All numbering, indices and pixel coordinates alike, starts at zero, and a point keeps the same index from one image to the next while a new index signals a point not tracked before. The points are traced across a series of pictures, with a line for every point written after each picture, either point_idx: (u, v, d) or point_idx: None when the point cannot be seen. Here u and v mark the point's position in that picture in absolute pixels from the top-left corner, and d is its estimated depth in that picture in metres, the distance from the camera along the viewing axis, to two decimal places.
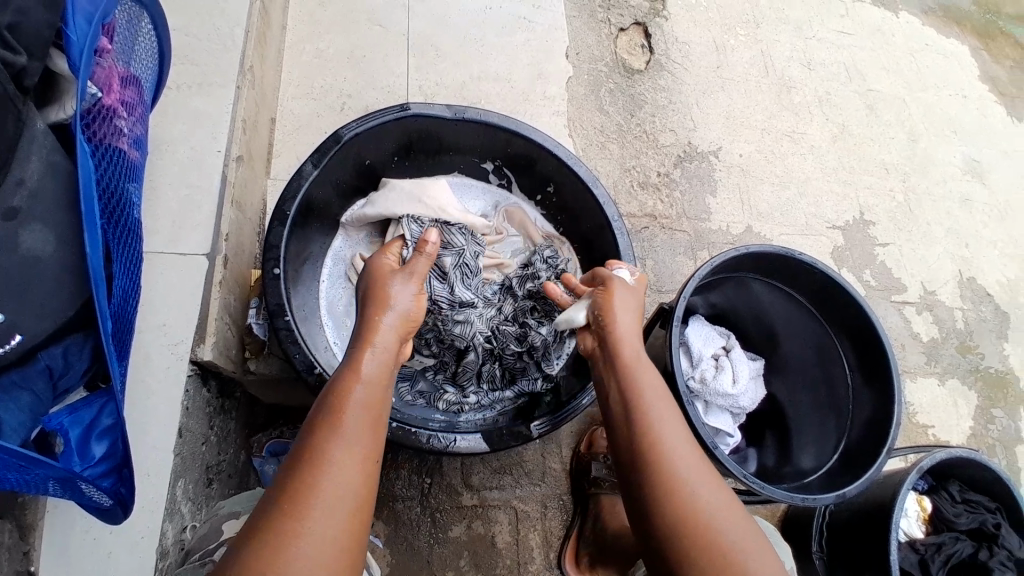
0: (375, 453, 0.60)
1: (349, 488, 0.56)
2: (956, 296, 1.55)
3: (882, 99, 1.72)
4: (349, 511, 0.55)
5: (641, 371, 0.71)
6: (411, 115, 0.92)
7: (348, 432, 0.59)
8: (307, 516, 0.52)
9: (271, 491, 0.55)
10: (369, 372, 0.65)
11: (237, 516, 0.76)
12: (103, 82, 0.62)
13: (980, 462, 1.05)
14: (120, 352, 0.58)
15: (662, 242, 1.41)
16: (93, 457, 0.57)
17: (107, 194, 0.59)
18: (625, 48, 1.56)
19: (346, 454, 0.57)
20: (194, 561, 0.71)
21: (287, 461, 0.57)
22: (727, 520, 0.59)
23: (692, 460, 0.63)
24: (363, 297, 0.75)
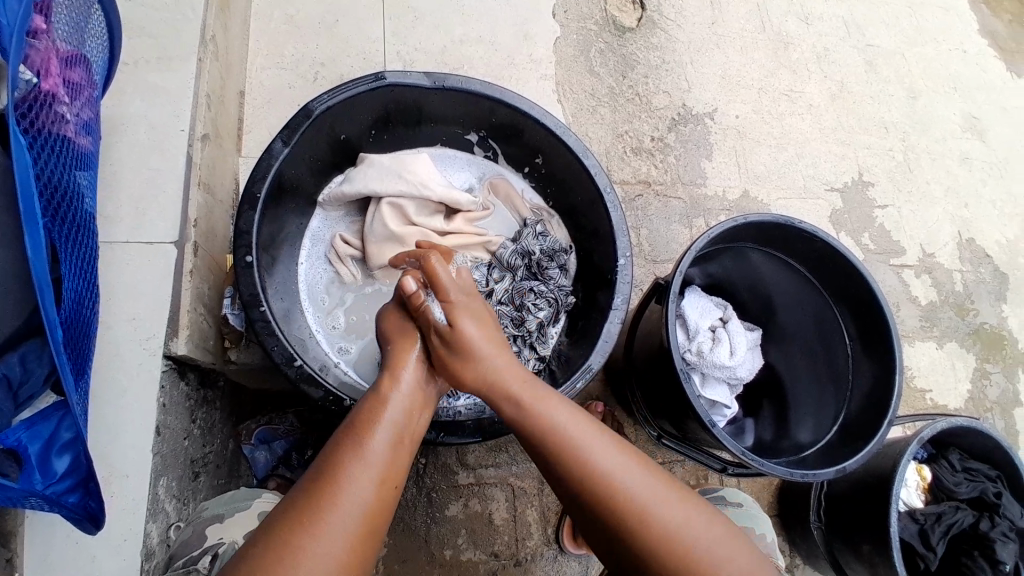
0: (392, 476, 0.61)
1: (364, 505, 0.57)
2: (955, 258, 1.52)
3: (881, 54, 1.65)
4: (360, 532, 0.56)
5: (543, 404, 0.66)
6: (386, 84, 0.86)
7: (371, 453, 0.60)
8: (319, 533, 0.54)
9: (287, 503, 0.56)
10: (398, 399, 0.67)
11: (222, 519, 0.75)
12: (39, 66, 0.56)
13: (979, 430, 1.04)
14: (77, 361, 0.53)
15: (657, 209, 1.36)
16: (55, 474, 0.53)
17: (50, 188, 0.53)
18: (615, 5, 1.48)
19: (365, 472, 0.58)
20: (177, 569, 0.69)
21: (308, 471, 0.59)
22: (697, 535, 0.59)
23: (651, 483, 0.61)
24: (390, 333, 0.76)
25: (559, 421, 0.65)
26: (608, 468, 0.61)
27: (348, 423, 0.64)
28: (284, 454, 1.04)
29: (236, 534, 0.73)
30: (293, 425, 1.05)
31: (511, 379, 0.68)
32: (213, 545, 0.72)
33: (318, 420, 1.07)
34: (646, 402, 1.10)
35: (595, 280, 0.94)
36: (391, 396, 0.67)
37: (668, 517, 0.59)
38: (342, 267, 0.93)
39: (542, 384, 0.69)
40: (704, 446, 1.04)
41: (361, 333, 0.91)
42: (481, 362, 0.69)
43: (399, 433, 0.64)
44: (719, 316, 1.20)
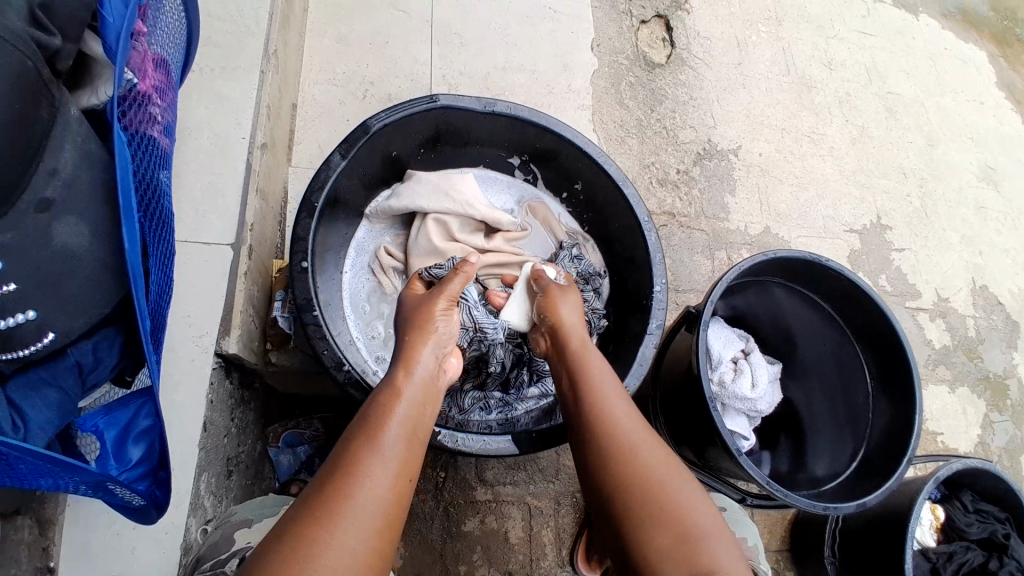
0: (408, 471, 0.61)
1: (381, 501, 0.58)
2: (968, 304, 1.54)
3: (902, 102, 1.69)
4: (379, 527, 0.56)
5: (583, 379, 0.73)
6: (440, 106, 0.90)
7: (385, 449, 0.61)
8: (336, 526, 0.54)
9: (303, 500, 0.57)
10: (409, 396, 0.68)
11: (249, 524, 0.74)
12: (139, 67, 0.59)
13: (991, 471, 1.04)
14: (156, 351, 0.56)
15: (680, 240, 1.39)
16: (130, 460, 0.56)
17: (144, 185, 0.57)
18: (647, 41, 1.53)
19: (382, 467, 0.59)
20: (204, 571, 0.67)
21: (323, 467, 0.60)
22: (698, 514, 0.61)
23: (656, 456, 0.65)
24: (405, 326, 0.79)
25: (598, 396, 0.70)
26: (621, 442, 0.65)
27: (361, 419, 0.65)
28: (307, 460, 1.04)
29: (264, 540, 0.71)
30: (318, 431, 1.07)
31: (574, 338, 0.79)
32: (240, 548, 0.70)
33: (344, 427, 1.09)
34: (669, 428, 1.11)
35: (628, 305, 0.97)
36: (405, 391, 0.69)
37: (675, 495, 0.61)
38: (384, 277, 0.96)
39: (591, 360, 0.76)
40: (724, 475, 1.05)
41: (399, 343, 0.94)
42: (573, 318, 0.82)
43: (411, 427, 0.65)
44: (741, 348, 1.22)
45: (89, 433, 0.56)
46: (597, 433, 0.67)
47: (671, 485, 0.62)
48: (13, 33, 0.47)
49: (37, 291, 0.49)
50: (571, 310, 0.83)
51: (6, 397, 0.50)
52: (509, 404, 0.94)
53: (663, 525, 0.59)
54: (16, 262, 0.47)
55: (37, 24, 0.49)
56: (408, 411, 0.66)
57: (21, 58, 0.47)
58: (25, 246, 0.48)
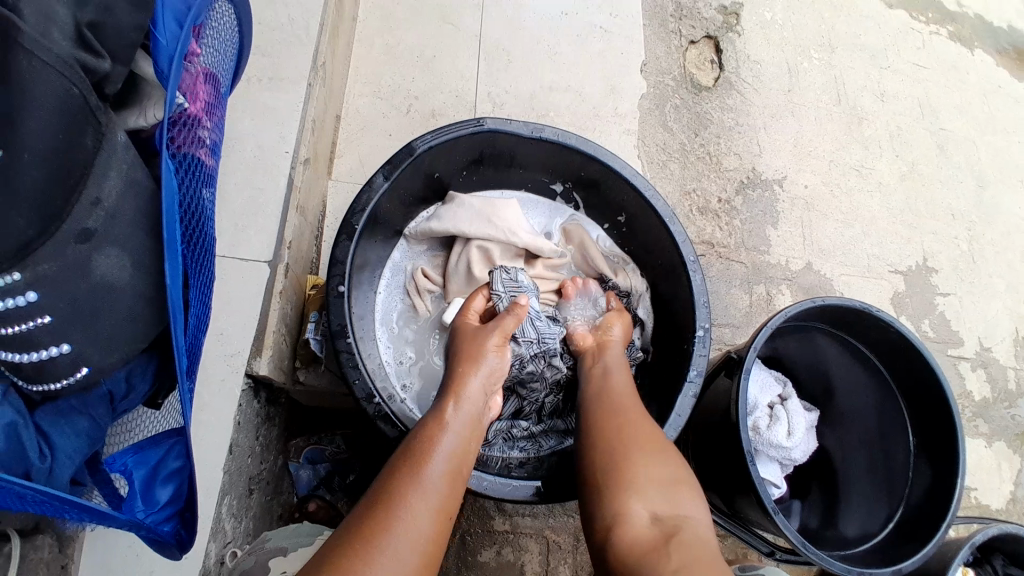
0: (449, 509, 0.59)
1: (420, 536, 0.55)
2: (1011, 355, 1.47)
3: (953, 139, 1.63)
4: (415, 563, 0.54)
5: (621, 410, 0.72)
6: (487, 130, 0.87)
7: (428, 483, 0.59)
8: (374, 558, 0.51)
9: (343, 529, 0.55)
10: (454, 430, 0.66)
11: (285, 552, 0.73)
12: (189, 90, 0.57)
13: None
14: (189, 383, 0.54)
15: (718, 272, 1.35)
16: (157, 502, 0.54)
17: (189, 214, 0.55)
18: (694, 63, 1.49)
19: (423, 502, 0.57)
20: None
21: (362, 502, 0.58)
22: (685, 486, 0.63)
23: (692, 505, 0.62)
24: (453, 354, 0.78)
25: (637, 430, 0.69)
26: (654, 479, 0.63)
27: (404, 450, 0.63)
28: (326, 476, 1.03)
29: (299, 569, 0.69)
30: (340, 448, 1.04)
31: (614, 355, 0.83)
32: None
33: (365, 444, 1.06)
34: (699, 471, 1.08)
35: (669, 346, 0.93)
36: (448, 418, 0.67)
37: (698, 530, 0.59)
38: (419, 301, 0.94)
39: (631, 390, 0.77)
40: (755, 526, 1.00)
41: (428, 372, 0.91)
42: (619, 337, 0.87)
43: (453, 458, 0.63)
44: (778, 393, 1.17)
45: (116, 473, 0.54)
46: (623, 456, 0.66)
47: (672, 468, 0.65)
48: (56, 56, 0.46)
49: (73, 323, 0.47)
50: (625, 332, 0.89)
51: (35, 425, 0.50)
52: (536, 438, 0.91)
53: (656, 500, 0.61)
54: (52, 294, 0.46)
55: (83, 44, 0.48)
56: (452, 443, 0.64)
57: (64, 84, 0.46)
58: (63, 278, 0.46)
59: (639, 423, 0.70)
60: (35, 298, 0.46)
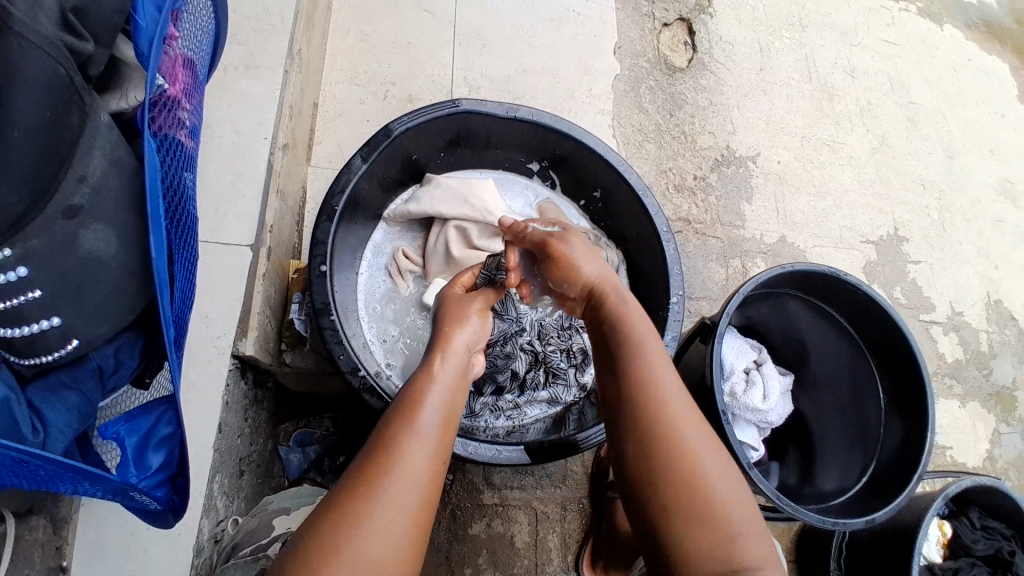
0: (444, 455, 0.61)
1: (418, 482, 0.58)
2: (982, 318, 1.53)
3: (923, 112, 1.67)
4: (413, 506, 0.56)
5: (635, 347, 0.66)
6: (463, 111, 0.90)
7: (420, 430, 0.61)
8: (373, 504, 0.54)
9: (345, 477, 0.57)
10: (440, 385, 0.67)
11: (288, 511, 0.76)
12: (169, 72, 0.59)
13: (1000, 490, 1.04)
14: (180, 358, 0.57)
15: (695, 247, 1.38)
16: (150, 467, 0.56)
17: (171, 192, 0.57)
18: (668, 44, 1.52)
19: (417, 448, 0.59)
20: (245, 556, 0.69)
21: (360, 451, 0.59)
22: (713, 456, 0.59)
23: (713, 455, 0.59)
24: (439, 315, 0.79)
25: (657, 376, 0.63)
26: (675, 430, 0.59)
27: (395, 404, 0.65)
28: (316, 458, 1.04)
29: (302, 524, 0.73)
30: (329, 431, 1.07)
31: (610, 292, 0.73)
32: (279, 534, 0.72)
33: (352, 425, 1.08)
34: None
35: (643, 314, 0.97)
36: (436, 372, 0.68)
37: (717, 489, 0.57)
38: (401, 281, 0.97)
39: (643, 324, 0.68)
40: None
41: (411, 349, 0.94)
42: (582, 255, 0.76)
43: (445, 409, 0.65)
44: (754, 359, 1.21)
45: (110, 439, 0.57)
46: (638, 409, 0.61)
47: (697, 432, 0.60)
48: (45, 38, 0.48)
49: (62, 296, 0.50)
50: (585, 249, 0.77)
51: (27, 400, 0.52)
52: (521, 408, 0.95)
53: (688, 473, 0.57)
54: (41, 269, 0.48)
55: (68, 27, 0.50)
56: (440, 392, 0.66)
57: (52, 63, 0.48)
58: (52, 252, 0.49)
59: (661, 371, 0.63)
60: (25, 274, 0.48)
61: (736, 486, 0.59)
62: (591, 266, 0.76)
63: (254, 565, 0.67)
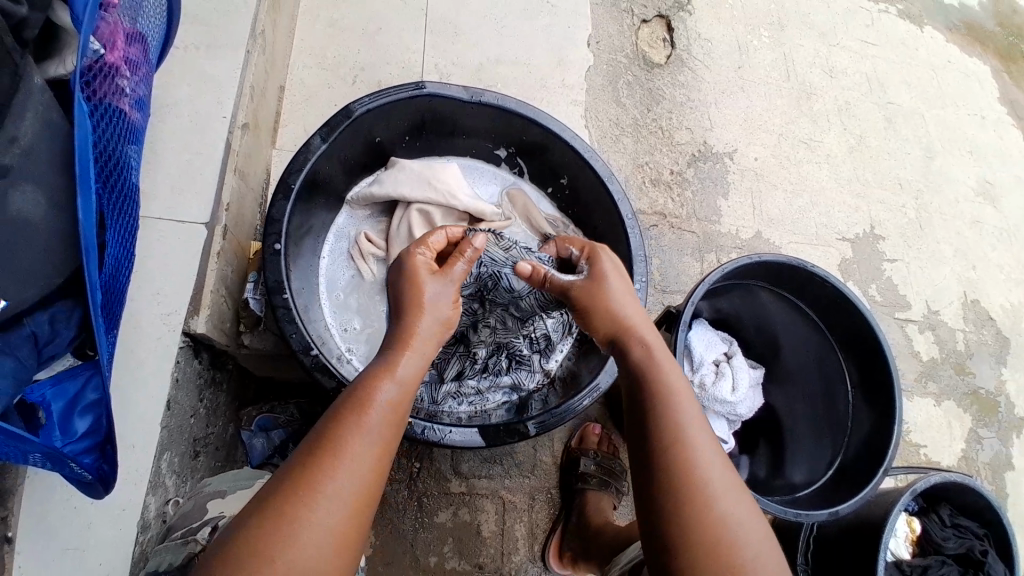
0: (388, 451, 0.58)
1: (360, 484, 0.54)
2: (959, 318, 1.51)
3: (901, 112, 1.67)
4: (355, 506, 0.53)
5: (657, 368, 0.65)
6: (426, 94, 0.89)
7: (370, 426, 0.57)
8: (314, 507, 0.51)
9: (289, 472, 0.54)
10: (402, 378, 0.62)
11: (222, 495, 0.74)
12: (107, 39, 0.60)
13: (973, 487, 1.00)
14: (110, 325, 0.57)
15: (670, 241, 1.38)
16: (76, 432, 0.56)
17: (105, 157, 0.58)
18: (647, 41, 1.52)
19: (365, 446, 0.56)
20: (176, 539, 0.68)
21: (307, 442, 0.56)
22: (720, 476, 0.57)
23: (722, 480, 0.57)
24: (396, 299, 0.71)
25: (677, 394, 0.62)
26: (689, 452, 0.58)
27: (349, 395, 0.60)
28: (280, 445, 1.00)
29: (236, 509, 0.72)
30: (292, 416, 1.03)
31: (645, 328, 0.70)
32: (213, 517, 0.70)
33: (320, 414, 1.05)
34: None
35: None
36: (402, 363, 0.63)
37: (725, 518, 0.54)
38: (363, 264, 0.96)
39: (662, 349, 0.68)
40: None
41: (372, 332, 0.93)
42: (619, 289, 0.73)
43: (400, 402, 0.60)
44: (723, 352, 1.21)
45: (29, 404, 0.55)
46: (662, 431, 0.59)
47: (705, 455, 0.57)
48: None
49: None
50: (620, 278, 0.74)
51: None
52: (483, 394, 0.95)
53: (687, 501, 0.55)
54: None
55: None
56: (398, 389, 0.61)
57: None
58: None
59: (674, 394, 0.62)
60: None
61: (747, 514, 0.56)
62: (630, 300, 0.72)
63: (184, 550, 0.66)
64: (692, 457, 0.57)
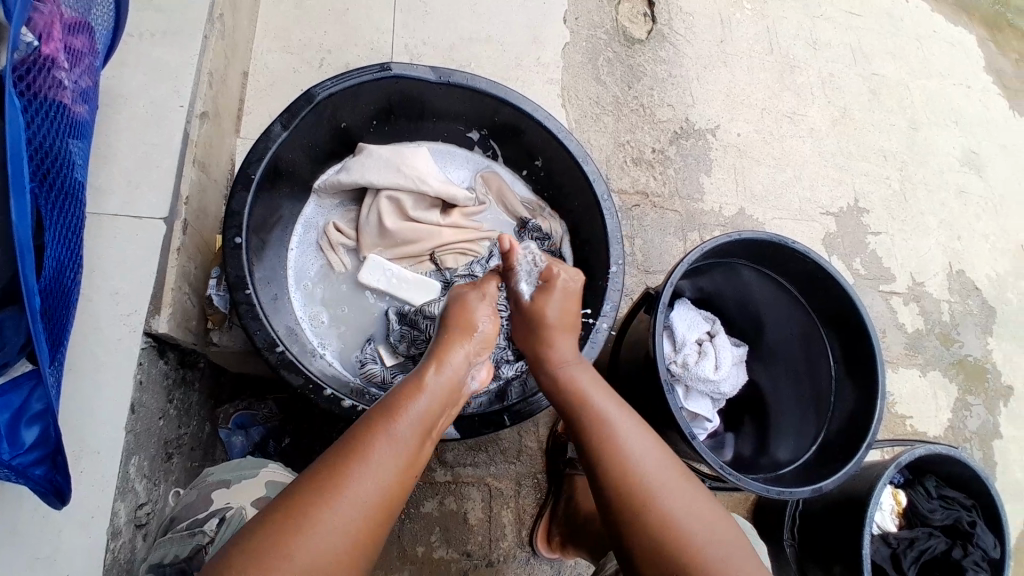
0: (412, 458, 0.61)
1: (378, 490, 0.57)
2: (944, 289, 1.50)
3: (886, 83, 1.65)
4: (372, 509, 0.56)
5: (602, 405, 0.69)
6: (391, 75, 0.86)
7: (397, 434, 0.60)
8: (333, 504, 0.54)
9: (312, 470, 0.57)
10: (432, 392, 0.66)
11: (228, 484, 0.73)
12: (41, 30, 0.58)
13: (957, 458, 1.00)
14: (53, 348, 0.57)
15: (652, 221, 1.36)
16: (24, 444, 0.56)
17: (41, 154, 0.56)
18: (627, 15, 1.48)
19: (390, 452, 0.59)
20: (181, 531, 0.69)
21: (333, 446, 0.59)
22: (693, 509, 0.62)
23: (691, 508, 0.62)
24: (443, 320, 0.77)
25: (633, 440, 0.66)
26: (657, 482, 0.63)
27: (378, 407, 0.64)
28: (260, 441, 1.00)
29: (242, 500, 0.71)
30: (273, 412, 1.03)
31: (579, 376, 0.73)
32: (220, 508, 0.70)
33: (300, 408, 1.05)
34: None
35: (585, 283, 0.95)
36: (429, 379, 0.66)
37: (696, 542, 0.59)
38: (333, 255, 0.94)
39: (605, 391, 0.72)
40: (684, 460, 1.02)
41: (343, 326, 0.92)
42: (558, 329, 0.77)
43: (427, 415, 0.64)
44: (707, 331, 1.20)
45: None
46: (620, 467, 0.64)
47: (675, 490, 0.63)
48: None
49: None
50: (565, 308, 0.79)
51: None
52: None
53: (642, 510, 0.61)
54: None
55: None
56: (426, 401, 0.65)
57: None
58: None
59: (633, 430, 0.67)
60: None
61: (717, 535, 0.61)
62: (568, 330, 0.78)
63: (191, 542, 0.66)
64: (651, 484, 0.63)
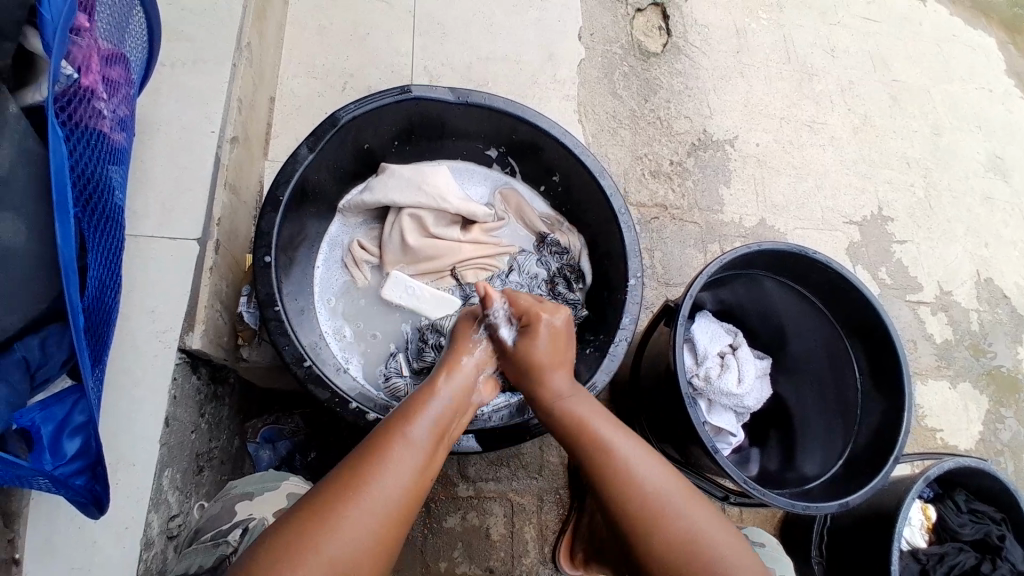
0: (428, 464, 0.62)
1: (396, 494, 0.58)
2: (972, 297, 1.47)
3: (907, 90, 1.63)
4: (390, 514, 0.57)
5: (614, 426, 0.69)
6: (412, 97, 0.88)
7: (413, 441, 0.62)
8: (353, 507, 0.55)
9: (333, 474, 0.59)
10: (444, 398, 0.68)
11: (251, 497, 0.75)
12: (81, 63, 0.61)
13: (987, 472, 0.97)
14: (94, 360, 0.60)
15: (671, 233, 1.36)
16: (65, 455, 0.59)
17: (83, 181, 0.59)
18: (642, 29, 1.50)
19: (406, 458, 0.60)
20: (207, 540, 0.70)
21: (352, 452, 0.61)
22: (709, 526, 0.62)
23: (705, 524, 0.62)
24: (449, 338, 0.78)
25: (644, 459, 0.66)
26: (671, 499, 0.63)
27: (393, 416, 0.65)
28: (287, 455, 1.03)
29: (265, 511, 0.73)
30: (298, 426, 1.05)
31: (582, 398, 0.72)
32: (244, 519, 0.71)
33: (325, 423, 1.07)
34: (651, 428, 1.10)
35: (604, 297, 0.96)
36: (441, 388, 0.68)
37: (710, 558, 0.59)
38: (357, 271, 0.97)
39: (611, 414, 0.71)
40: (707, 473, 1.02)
41: (367, 342, 0.94)
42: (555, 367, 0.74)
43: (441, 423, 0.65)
44: (729, 343, 1.19)
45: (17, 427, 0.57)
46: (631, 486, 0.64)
47: (690, 507, 0.62)
48: None
49: None
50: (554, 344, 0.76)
51: None
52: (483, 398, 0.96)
53: (655, 523, 0.61)
54: None
55: None
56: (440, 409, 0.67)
57: None
58: None
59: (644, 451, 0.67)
60: None
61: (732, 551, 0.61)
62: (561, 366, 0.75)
63: (215, 552, 0.67)
64: (664, 502, 0.62)
